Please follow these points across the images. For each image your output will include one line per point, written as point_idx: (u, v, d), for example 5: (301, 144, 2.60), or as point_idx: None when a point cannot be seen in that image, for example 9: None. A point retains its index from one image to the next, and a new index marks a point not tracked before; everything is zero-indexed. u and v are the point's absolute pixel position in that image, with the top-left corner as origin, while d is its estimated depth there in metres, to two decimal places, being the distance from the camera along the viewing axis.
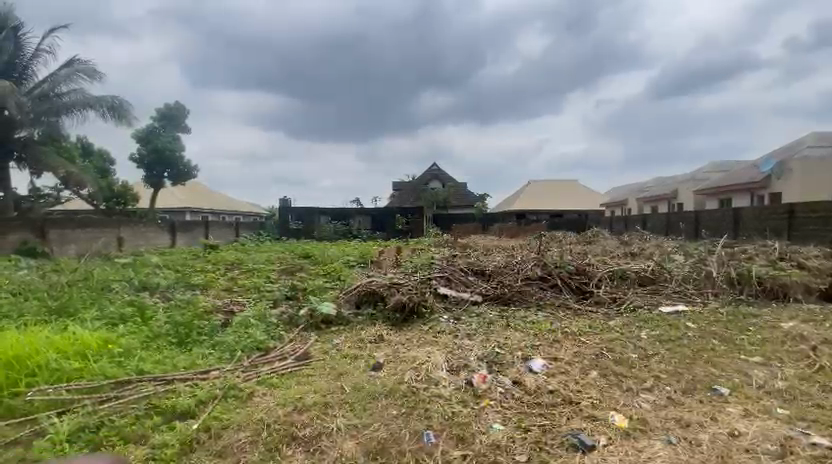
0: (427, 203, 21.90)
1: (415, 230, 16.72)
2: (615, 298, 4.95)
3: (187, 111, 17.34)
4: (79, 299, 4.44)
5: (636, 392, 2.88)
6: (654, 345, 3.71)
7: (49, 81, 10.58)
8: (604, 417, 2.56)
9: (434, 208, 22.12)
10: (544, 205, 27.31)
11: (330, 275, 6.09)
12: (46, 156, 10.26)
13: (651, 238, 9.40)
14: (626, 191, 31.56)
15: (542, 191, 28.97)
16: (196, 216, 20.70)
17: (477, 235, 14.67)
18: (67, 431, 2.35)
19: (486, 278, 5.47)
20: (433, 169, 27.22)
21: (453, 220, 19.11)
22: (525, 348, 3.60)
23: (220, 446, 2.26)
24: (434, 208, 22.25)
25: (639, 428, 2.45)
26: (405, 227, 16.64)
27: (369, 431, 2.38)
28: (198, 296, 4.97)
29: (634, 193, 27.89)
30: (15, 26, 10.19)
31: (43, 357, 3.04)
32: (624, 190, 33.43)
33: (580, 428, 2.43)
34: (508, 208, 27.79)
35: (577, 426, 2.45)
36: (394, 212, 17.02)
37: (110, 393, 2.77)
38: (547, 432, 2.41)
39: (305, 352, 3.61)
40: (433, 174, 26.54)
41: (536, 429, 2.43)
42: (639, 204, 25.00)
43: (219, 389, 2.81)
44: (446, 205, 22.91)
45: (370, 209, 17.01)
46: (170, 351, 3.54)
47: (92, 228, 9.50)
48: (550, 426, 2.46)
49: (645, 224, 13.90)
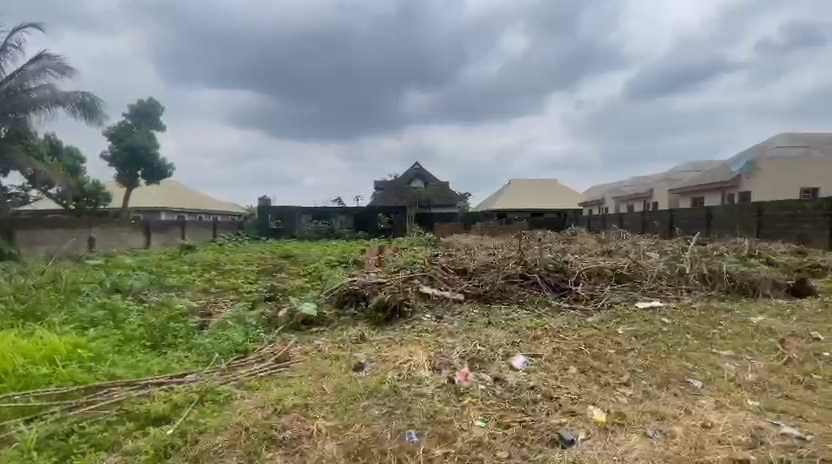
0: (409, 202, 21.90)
1: (397, 229, 16.69)
2: (593, 295, 5.06)
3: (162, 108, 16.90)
4: (49, 302, 4.30)
5: (614, 386, 2.95)
6: (632, 340, 3.80)
7: (17, 77, 10.11)
8: (583, 412, 2.60)
9: (416, 207, 22.11)
10: (525, 204, 27.65)
11: (311, 275, 6.04)
12: (13, 153, 9.88)
13: (629, 235, 9.61)
14: (602, 191, 32.16)
15: (523, 191, 29.28)
16: (172, 215, 20.24)
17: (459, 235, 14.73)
18: (36, 439, 2.27)
19: (468, 276, 5.51)
20: (414, 169, 27.23)
21: (435, 219, 19.15)
22: (507, 346, 3.64)
23: (197, 450, 2.21)
24: (416, 207, 22.27)
25: (617, 422, 2.50)
26: (388, 226, 16.59)
27: (350, 432, 2.36)
28: (176, 298, 4.87)
29: (611, 192, 28.46)
30: None
31: (11, 363, 2.94)
32: (601, 189, 34.07)
33: (560, 423, 2.47)
34: (489, 208, 27.98)
35: (558, 422, 2.48)
36: (376, 211, 16.95)
37: (81, 398, 2.68)
38: (528, 428, 2.43)
39: (286, 353, 3.56)
40: (415, 173, 26.54)
41: (517, 425, 2.45)
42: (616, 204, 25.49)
43: (197, 393, 2.76)
44: (428, 204, 22.94)
45: (352, 208, 16.87)
46: (144, 354, 3.46)
47: (61, 228, 9.23)
48: (531, 422, 2.49)
49: (622, 222, 14.19)
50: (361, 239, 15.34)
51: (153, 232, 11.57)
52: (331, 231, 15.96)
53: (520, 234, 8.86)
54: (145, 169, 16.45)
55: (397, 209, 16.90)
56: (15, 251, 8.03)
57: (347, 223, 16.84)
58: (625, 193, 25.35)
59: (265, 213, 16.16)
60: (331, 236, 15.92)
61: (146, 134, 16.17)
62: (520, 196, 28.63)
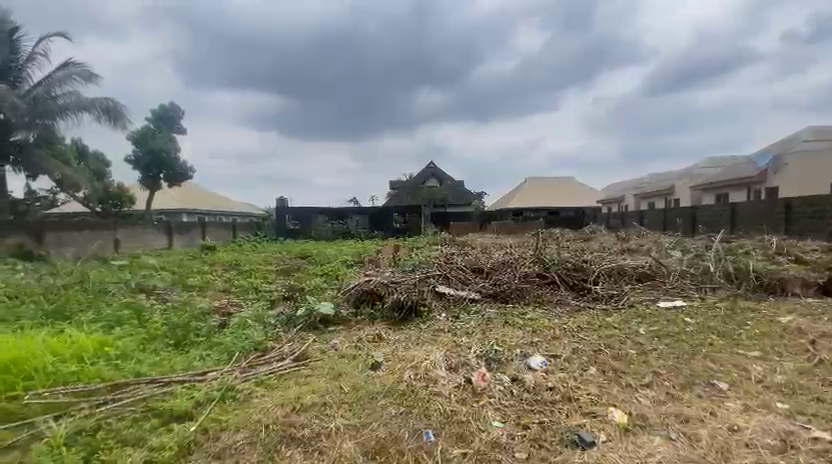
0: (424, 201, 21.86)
1: (413, 228, 16.66)
2: (613, 294, 4.97)
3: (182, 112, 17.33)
4: (76, 302, 4.44)
5: (635, 387, 2.89)
6: (653, 341, 3.72)
7: (44, 84, 10.56)
8: (604, 413, 2.56)
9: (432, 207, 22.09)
10: (542, 203, 27.34)
11: (327, 274, 6.08)
12: (42, 159, 10.15)
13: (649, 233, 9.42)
14: (621, 189, 31.54)
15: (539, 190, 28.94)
16: (193, 217, 20.66)
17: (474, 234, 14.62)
18: (64, 435, 2.34)
19: (484, 275, 5.47)
20: (430, 168, 27.21)
21: (451, 218, 19.09)
22: (524, 345, 3.61)
23: (219, 447, 2.26)
24: (432, 206, 22.24)
25: (638, 424, 2.45)
26: (403, 225, 16.59)
27: (368, 431, 2.37)
28: (197, 297, 4.97)
29: (631, 189, 27.92)
30: (11, 29, 10.10)
31: (41, 361, 3.04)
32: (619, 187, 33.47)
33: (580, 424, 2.44)
34: (506, 206, 27.74)
35: (577, 423, 2.45)
36: (392, 210, 16.90)
37: (107, 395, 2.76)
38: (547, 429, 2.40)
39: (304, 353, 3.60)
40: (430, 174, 26.55)
41: (535, 426, 2.42)
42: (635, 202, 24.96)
43: (218, 391, 2.82)
44: (444, 204, 22.88)
45: (367, 208, 16.84)
46: (167, 352, 3.54)
47: (88, 230, 9.50)
48: (549, 423, 2.45)
49: (643, 220, 13.90)
50: (377, 238, 15.39)
51: (174, 234, 11.79)
52: (347, 231, 16.06)
53: (537, 233, 8.76)
54: (167, 172, 16.84)
55: (412, 209, 16.87)
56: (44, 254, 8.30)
57: (362, 224, 16.82)
58: (645, 190, 24.82)
59: (282, 214, 16.35)
60: (347, 236, 16.01)
61: (167, 139, 16.61)
62: (536, 195, 28.29)
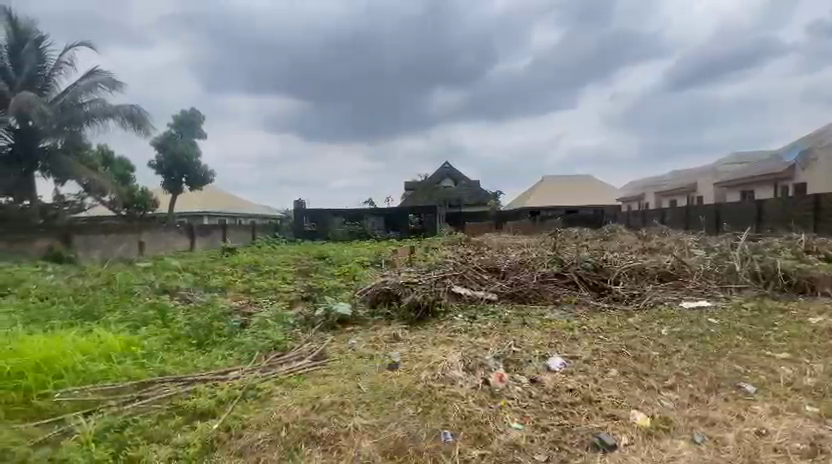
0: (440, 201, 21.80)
1: (428, 228, 16.59)
2: (634, 294, 4.87)
3: (203, 117, 17.58)
4: (104, 302, 4.59)
5: (658, 390, 2.83)
6: (676, 342, 3.63)
7: (70, 92, 10.97)
8: (626, 416, 2.51)
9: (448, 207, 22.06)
10: (561, 201, 26.99)
11: (344, 275, 6.14)
12: (68, 163, 10.54)
13: (670, 232, 9.20)
14: (641, 186, 30.92)
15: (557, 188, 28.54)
16: (214, 219, 21.10)
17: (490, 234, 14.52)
18: (94, 431, 2.42)
19: (501, 275, 5.43)
20: (447, 168, 27.17)
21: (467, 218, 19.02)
22: (543, 346, 3.58)
23: (241, 445, 2.30)
24: (448, 206, 22.21)
25: (661, 427, 2.40)
26: (419, 226, 16.58)
27: (386, 430, 2.39)
28: (218, 298, 5.08)
29: (652, 186, 27.32)
30: (37, 39, 10.65)
31: (71, 360, 3.15)
32: (640, 184, 32.76)
33: (601, 426, 2.40)
34: (523, 205, 27.50)
35: (598, 425, 2.41)
36: (408, 211, 16.73)
37: (134, 393, 2.85)
38: (566, 431, 2.37)
39: (322, 352, 3.64)
40: (444, 173, 26.64)
41: (555, 428, 2.40)
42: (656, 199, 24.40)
43: (239, 390, 2.87)
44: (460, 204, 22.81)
45: (383, 210, 16.74)
46: (190, 352, 3.63)
47: (114, 233, 9.81)
48: (569, 425, 2.42)
49: (664, 218, 13.59)
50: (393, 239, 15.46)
51: (196, 236, 12.05)
52: (363, 232, 16.17)
53: (555, 233, 8.66)
54: (189, 176, 17.23)
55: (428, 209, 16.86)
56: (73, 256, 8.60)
57: (378, 225, 16.76)
58: (667, 187, 24.25)
59: (300, 215, 16.58)
60: (363, 237, 16.09)
61: (189, 143, 16.96)
62: (554, 194, 27.92)
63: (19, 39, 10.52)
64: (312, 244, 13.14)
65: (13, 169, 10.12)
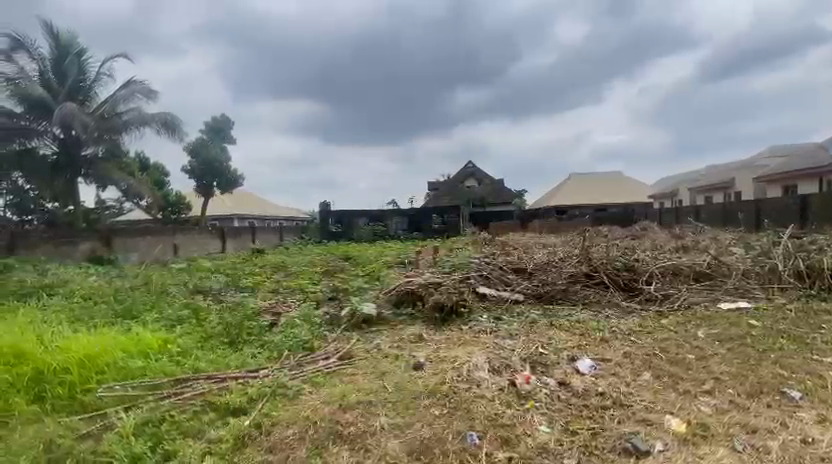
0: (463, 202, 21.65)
1: (452, 228, 16.41)
2: (667, 295, 4.69)
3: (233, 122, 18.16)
4: (142, 302, 4.81)
5: (694, 395, 2.72)
6: (714, 344, 3.48)
7: (110, 102, 11.55)
8: (659, 421, 2.43)
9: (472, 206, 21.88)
10: (590, 199, 26.31)
11: (369, 275, 6.19)
12: (108, 170, 11.10)
13: (706, 229, 8.82)
14: (675, 181, 29.78)
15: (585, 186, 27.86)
16: (245, 222, 21.72)
17: (516, 233, 14.28)
18: (133, 425, 2.53)
19: (527, 276, 5.34)
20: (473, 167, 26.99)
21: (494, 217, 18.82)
22: (571, 348, 3.49)
23: (270, 441, 2.36)
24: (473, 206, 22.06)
25: (698, 433, 2.31)
26: (442, 226, 16.42)
27: (412, 431, 2.39)
28: (249, 298, 5.22)
29: (687, 182, 26.25)
30: (79, 52, 11.30)
31: (111, 356, 3.30)
32: (673, 180, 31.57)
33: (634, 431, 2.33)
34: (551, 204, 26.97)
35: (630, 430, 2.34)
36: (430, 212, 16.68)
37: (170, 390, 2.96)
38: (597, 436, 2.31)
39: (348, 351, 3.69)
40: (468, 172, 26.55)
41: (585, 432, 2.34)
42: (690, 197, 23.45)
43: (268, 387, 2.95)
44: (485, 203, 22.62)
45: (406, 210, 16.73)
46: (223, 350, 3.75)
47: (151, 236, 10.26)
48: (600, 430, 2.36)
49: (699, 215, 13.04)
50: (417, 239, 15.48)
51: (227, 238, 12.39)
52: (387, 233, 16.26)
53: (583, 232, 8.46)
54: (220, 180, 17.77)
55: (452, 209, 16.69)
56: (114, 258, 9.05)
57: (401, 225, 16.76)
58: (703, 182, 23.26)
59: (325, 216, 16.83)
60: (387, 238, 16.23)
61: (219, 148, 17.54)
62: (583, 191, 27.24)
63: (61, 52, 11.16)
64: (337, 245, 13.33)
65: (58, 176, 10.54)
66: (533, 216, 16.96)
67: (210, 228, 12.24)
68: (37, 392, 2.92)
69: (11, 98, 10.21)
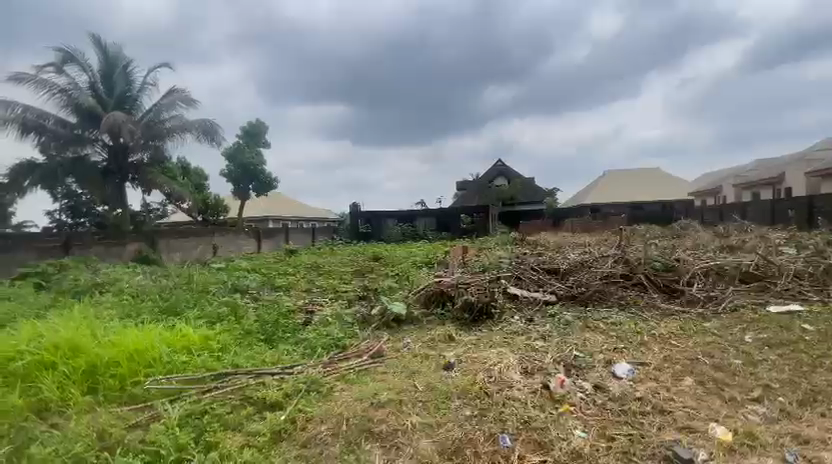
0: (493, 201, 21.34)
1: (480, 228, 16.10)
2: (712, 296, 4.47)
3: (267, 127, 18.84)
4: (185, 300, 5.04)
5: (741, 403, 2.59)
6: (763, 350, 3.29)
7: (154, 111, 12.15)
8: (703, 429, 2.33)
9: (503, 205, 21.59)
10: (628, 197, 25.31)
11: (398, 275, 6.22)
12: (152, 175, 11.69)
13: (752, 228, 8.34)
14: (720, 176, 28.30)
15: (621, 183, 26.86)
16: (279, 222, 22.34)
17: (547, 232, 13.99)
18: (178, 417, 2.65)
19: (561, 276, 5.21)
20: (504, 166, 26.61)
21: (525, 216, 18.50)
22: (607, 351, 3.39)
23: (306, 437, 2.43)
24: (504, 205, 21.75)
25: (746, 444, 2.20)
26: (471, 225, 16.18)
27: (444, 430, 2.41)
28: (283, 296, 5.38)
29: (733, 176, 24.88)
30: (126, 64, 11.94)
31: (157, 351, 3.47)
32: (717, 174, 29.99)
33: (675, 439, 2.24)
34: (585, 201, 26.21)
35: (671, 438, 2.25)
36: (458, 212, 16.43)
37: (211, 384, 3.09)
38: (635, 442, 2.24)
39: (379, 349, 3.73)
40: (498, 171, 26.20)
41: (623, 438, 2.27)
42: (735, 193, 22.21)
43: (303, 383, 3.03)
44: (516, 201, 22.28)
45: (433, 210, 16.65)
46: (260, 346, 3.88)
47: (191, 237, 10.77)
48: (638, 436, 2.29)
49: (744, 212, 12.35)
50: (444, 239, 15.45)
51: (263, 239, 12.73)
52: (416, 233, 16.13)
53: (618, 231, 8.19)
54: (255, 182, 18.35)
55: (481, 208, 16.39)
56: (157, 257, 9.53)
57: (430, 225, 16.69)
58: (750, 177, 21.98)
59: (355, 218, 16.87)
60: (417, 239, 16.11)
61: (254, 152, 18.11)
62: (619, 190, 26.24)
63: (109, 64, 11.83)
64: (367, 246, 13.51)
65: (108, 180, 11.33)
66: (565, 215, 16.51)
67: (247, 231, 12.62)
68: (90, 383, 3.10)
69: (65, 109, 10.98)
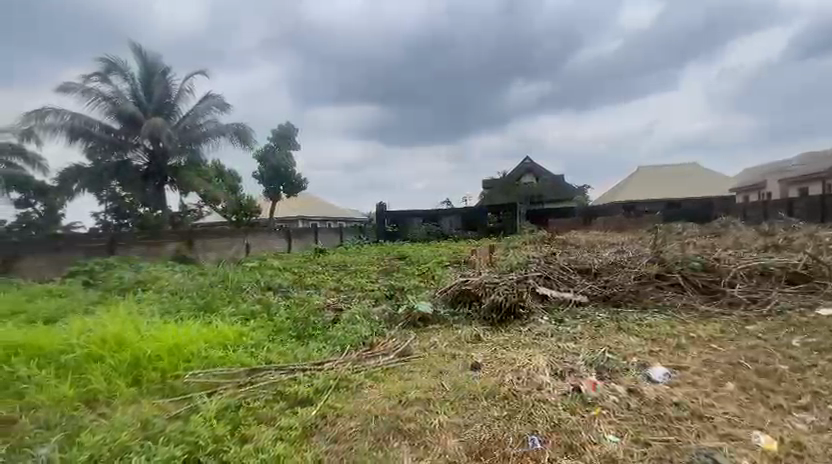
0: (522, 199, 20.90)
1: (508, 227, 15.79)
2: (755, 297, 4.24)
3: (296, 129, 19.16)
4: (220, 298, 5.22)
5: (787, 410, 2.45)
6: (812, 354, 3.10)
7: (190, 116, 12.67)
8: (745, 437, 2.21)
9: (532, 203, 21.22)
10: (664, 193, 24.35)
11: (425, 274, 6.23)
12: (188, 178, 12.14)
13: (800, 225, 7.83)
14: (766, 170, 26.74)
15: (658, 180, 25.75)
16: (308, 223, 22.81)
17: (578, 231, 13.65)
18: (215, 409, 2.74)
19: (592, 276, 5.09)
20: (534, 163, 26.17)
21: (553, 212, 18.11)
22: (641, 354, 3.28)
23: (335, 432, 2.47)
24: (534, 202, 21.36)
25: (793, 453, 2.07)
26: (498, 224, 15.93)
27: (472, 431, 2.40)
28: (313, 295, 5.50)
29: (781, 169, 23.44)
30: (164, 71, 12.49)
31: (195, 347, 3.61)
32: (763, 168, 28.35)
33: (715, 446, 2.14)
34: (618, 198, 25.38)
35: (710, 445, 2.15)
36: (485, 210, 16.15)
37: (245, 379, 3.21)
38: (672, 449, 2.16)
39: (406, 348, 3.75)
40: (527, 168, 25.77)
41: (659, 444, 2.19)
42: (781, 189, 20.97)
43: (333, 380, 3.09)
44: (545, 200, 21.85)
45: (459, 208, 16.48)
46: (291, 343, 4.00)
47: (225, 237, 11.15)
48: (675, 442, 2.20)
49: (791, 210, 11.61)
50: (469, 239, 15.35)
51: (292, 239, 13.10)
52: (441, 232, 16.12)
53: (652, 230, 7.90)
54: (286, 184, 18.80)
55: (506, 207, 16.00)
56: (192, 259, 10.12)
57: (455, 224, 16.58)
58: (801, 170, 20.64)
59: (382, 217, 17.00)
60: (441, 237, 16.04)
61: (285, 154, 18.53)
62: (655, 187, 25.09)
63: (149, 72, 12.41)
64: (394, 245, 13.57)
65: (148, 183, 11.98)
66: (597, 213, 15.99)
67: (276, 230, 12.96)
68: (134, 376, 3.24)
69: (109, 116, 11.55)
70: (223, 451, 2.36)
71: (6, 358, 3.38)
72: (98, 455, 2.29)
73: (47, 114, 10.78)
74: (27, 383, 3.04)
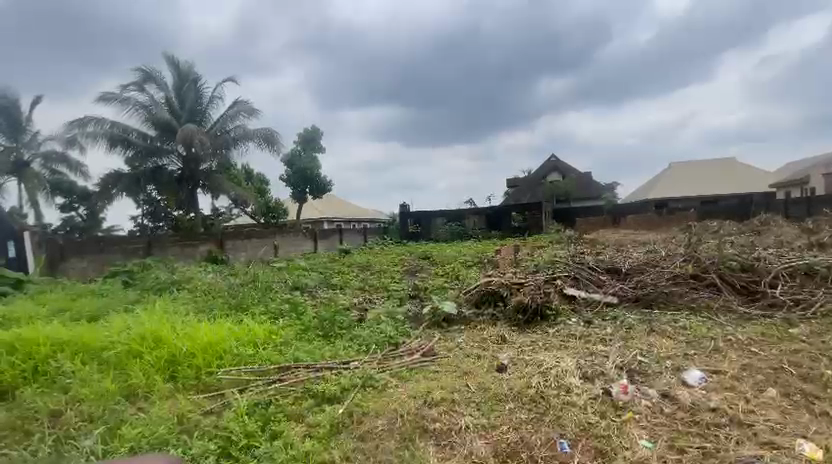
0: (548, 197, 20.55)
1: (533, 225, 15.64)
2: (799, 299, 4.02)
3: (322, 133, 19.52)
4: (251, 297, 5.36)
5: None
6: None
7: (221, 122, 13.05)
8: (788, 445, 2.11)
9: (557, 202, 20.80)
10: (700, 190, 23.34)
11: (450, 275, 6.21)
12: (219, 181, 12.49)
13: None
14: (811, 163, 25.28)
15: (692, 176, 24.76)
16: (333, 224, 23.09)
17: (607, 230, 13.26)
18: (246, 405, 2.81)
19: (622, 277, 4.94)
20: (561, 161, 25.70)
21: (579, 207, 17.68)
22: (675, 357, 3.17)
23: (362, 431, 2.49)
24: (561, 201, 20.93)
25: None
26: (523, 223, 15.69)
27: (498, 432, 2.38)
28: (339, 295, 5.57)
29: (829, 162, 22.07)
30: (196, 79, 12.96)
31: (227, 345, 3.71)
32: (807, 162, 26.80)
33: (756, 455, 2.04)
34: (650, 195, 24.61)
35: (751, 453, 2.06)
36: (509, 209, 16.00)
37: (274, 376, 3.29)
38: (709, 457, 2.09)
39: (431, 348, 3.75)
40: (553, 167, 25.33)
41: (694, 452, 2.11)
42: (826, 183, 19.76)
43: (359, 378, 3.12)
44: (571, 199, 21.37)
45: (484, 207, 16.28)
46: (318, 342, 4.07)
47: (255, 238, 11.46)
48: (714, 450, 2.12)
49: None
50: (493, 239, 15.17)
51: (319, 239, 13.22)
52: (463, 232, 16.05)
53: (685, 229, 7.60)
54: (312, 187, 19.09)
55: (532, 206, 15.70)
56: (225, 258, 10.20)
57: (480, 222, 16.41)
58: None
59: (405, 218, 16.89)
60: (465, 238, 15.97)
61: (311, 158, 18.87)
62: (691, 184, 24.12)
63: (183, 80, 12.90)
64: (417, 246, 13.53)
65: (183, 187, 12.43)
66: (625, 211, 15.54)
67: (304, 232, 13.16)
68: (170, 372, 3.36)
69: (146, 123, 12.06)
70: (254, 445, 2.43)
71: (52, 354, 3.55)
72: (138, 447, 2.41)
73: (90, 122, 11.45)
74: (72, 378, 3.19)
